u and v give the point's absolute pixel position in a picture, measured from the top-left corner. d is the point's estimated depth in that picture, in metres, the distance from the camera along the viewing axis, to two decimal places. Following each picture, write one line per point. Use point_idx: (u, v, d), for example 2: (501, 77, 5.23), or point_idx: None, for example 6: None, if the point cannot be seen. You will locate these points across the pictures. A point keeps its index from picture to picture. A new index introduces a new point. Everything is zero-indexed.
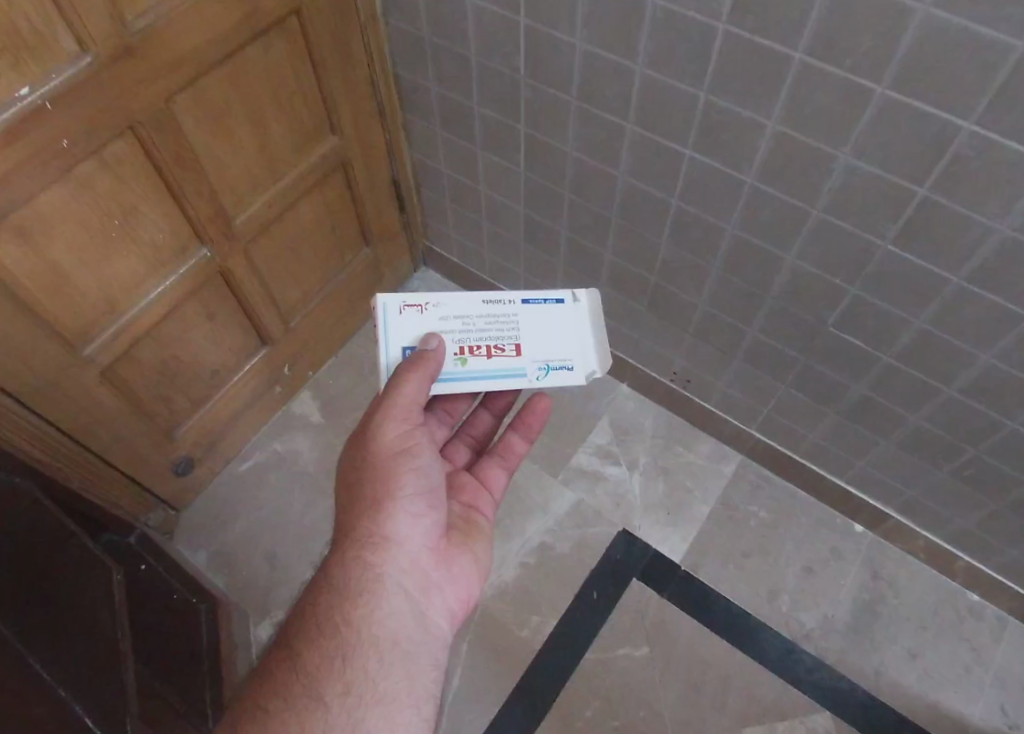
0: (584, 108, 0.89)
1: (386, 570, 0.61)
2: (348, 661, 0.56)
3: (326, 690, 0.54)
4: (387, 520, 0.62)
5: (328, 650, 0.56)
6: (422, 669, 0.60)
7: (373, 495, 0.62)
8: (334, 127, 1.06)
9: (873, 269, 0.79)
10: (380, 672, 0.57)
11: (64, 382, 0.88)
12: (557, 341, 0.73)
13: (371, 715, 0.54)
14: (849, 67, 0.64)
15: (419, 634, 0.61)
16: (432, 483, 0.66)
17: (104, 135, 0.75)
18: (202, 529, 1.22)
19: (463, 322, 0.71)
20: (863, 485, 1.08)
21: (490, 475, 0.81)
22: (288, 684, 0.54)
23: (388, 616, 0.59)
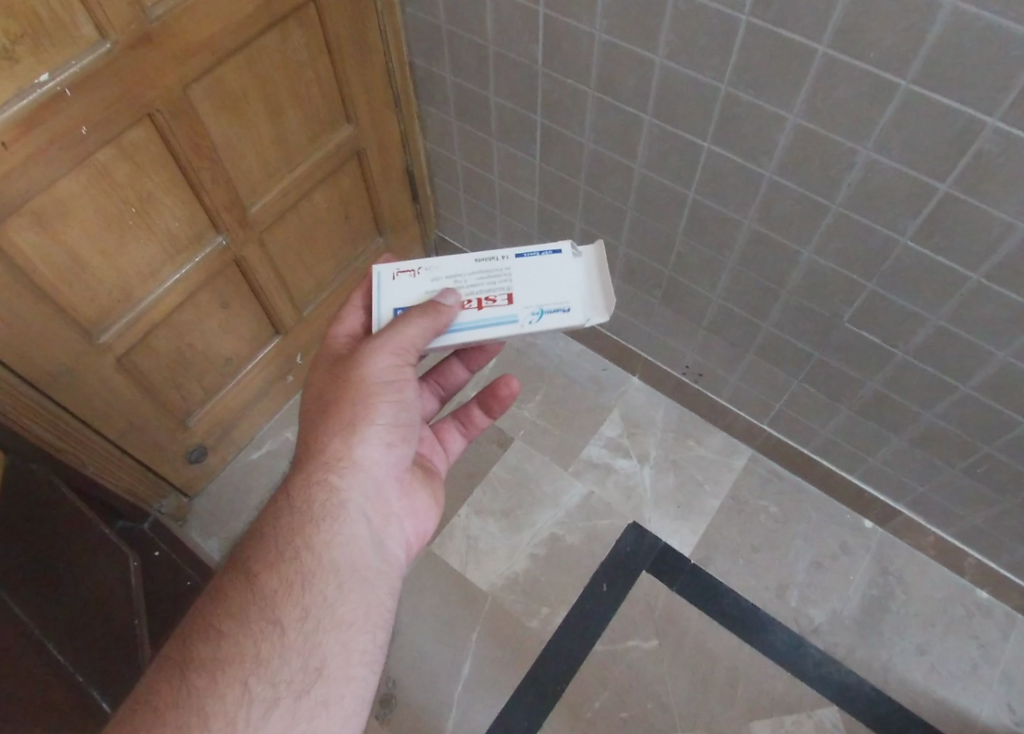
0: (602, 99, 0.88)
1: (350, 495, 0.61)
2: (307, 586, 0.55)
3: (284, 613, 0.53)
4: (359, 447, 0.62)
5: (286, 573, 0.55)
6: (380, 599, 0.59)
7: (348, 420, 0.61)
8: (350, 116, 1.06)
9: (891, 266, 0.79)
10: (338, 598, 0.56)
11: (81, 369, 0.89)
12: (555, 287, 0.66)
13: (328, 642, 0.54)
14: (873, 61, 0.63)
15: (378, 562, 0.61)
16: (407, 418, 0.66)
17: (123, 122, 0.75)
18: (214, 516, 1.22)
19: (454, 281, 0.67)
20: (874, 481, 1.08)
21: (449, 437, 0.83)
22: (244, 606, 0.52)
23: (350, 542, 0.59)
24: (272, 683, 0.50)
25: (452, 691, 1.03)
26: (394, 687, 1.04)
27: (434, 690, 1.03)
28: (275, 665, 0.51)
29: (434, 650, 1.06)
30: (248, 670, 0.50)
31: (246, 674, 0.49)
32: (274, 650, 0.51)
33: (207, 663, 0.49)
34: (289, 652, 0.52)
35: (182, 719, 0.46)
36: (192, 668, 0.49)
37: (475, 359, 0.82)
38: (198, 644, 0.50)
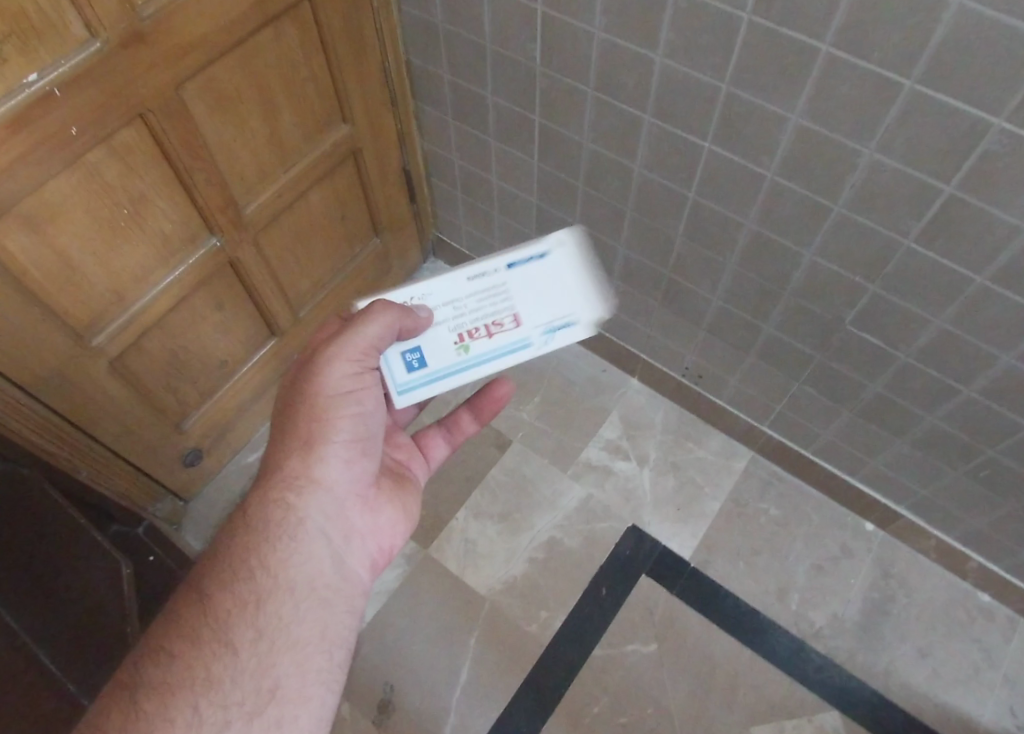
0: (601, 99, 0.87)
1: (309, 513, 0.60)
2: (261, 607, 0.56)
3: (236, 636, 0.54)
4: (317, 463, 0.61)
5: (240, 594, 0.55)
6: (337, 618, 0.60)
7: (305, 437, 0.60)
8: (346, 116, 1.04)
9: (894, 268, 0.78)
10: (294, 619, 0.57)
11: (74, 372, 0.88)
12: (552, 298, 0.71)
13: (282, 663, 0.55)
14: (878, 61, 0.62)
15: (338, 580, 0.61)
16: (370, 429, 0.64)
17: (113, 122, 0.73)
18: (210, 519, 1.21)
19: (453, 307, 0.69)
20: (875, 483, 1.07)
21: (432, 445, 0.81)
22: (196, 628, 0.53)
23: (307, 562, 0.59)
24: (223, 707, 0.51)
25: (450, 696, 1.02)
26: (392, 692, 1.03)
27: (432, 696, 1.02)
28: (227, 687, 0.52)
29: (432, 654, 1.05)
30: (197, 694, 0.51)
31: (196, 698, 0.50)
32: (226, 673, 0.52)
33: (156, 687, 0.50)
34: (242, 674, 0.53)
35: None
36: (142, 691, 0.50)
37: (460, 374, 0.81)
38: (149, 665, 0.52)
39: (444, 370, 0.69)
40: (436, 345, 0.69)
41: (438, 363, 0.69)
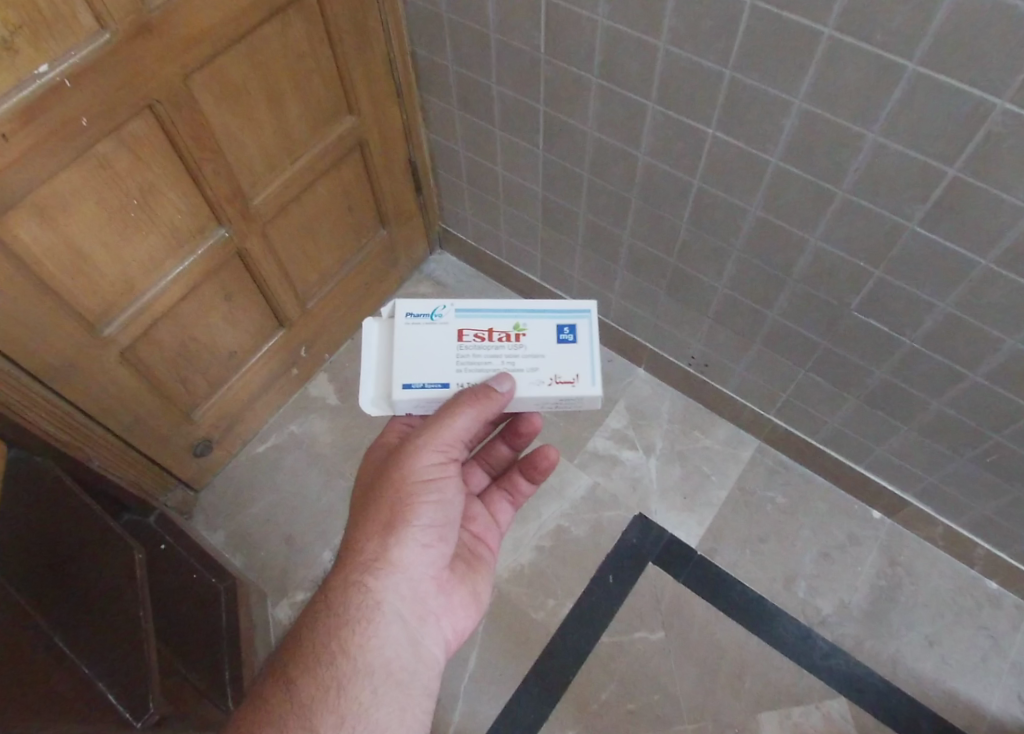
0: (605, 86, 0.87)
1: (385, 598, 0.58)
2: (342, 692, 0.54)
3: (320, 721, 0.52)
4: (396, 549, 0.59)
5: (323, 679, 0.54)
6: (412, 700, 0.58)
7: (387, 524, 0.59)
8: (352, 108, 1.05)
9: (899, 252, 0.78)
10: (372, 702, 0.55)
11: (86, 361, 0.89)
12: (419, 343, 0.65)
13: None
14: (881, 42, 0.62)
15: (414, 661, 0.59)
16: (449, 515, 0.62)
17: (123, 113, 0.74)
18: (220, 510, 1.22)
19: (514, 366, 0.65)
20: (882, 471, 1.06)
21: (499, 509, 0.79)
22: (283, 714, 0.52)
23: (384, 644, 0.58)
24: None
25: (458, 683, 1.03)
26: None
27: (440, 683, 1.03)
28: None
29: None
30: None
31: None
32: None
33: None
34: None
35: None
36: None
37: (516, 439, 0.78)
38: None
39: (541, 315, 0.67)
40: (545, 339, 0.66)
41: (549, 324, 0.66)
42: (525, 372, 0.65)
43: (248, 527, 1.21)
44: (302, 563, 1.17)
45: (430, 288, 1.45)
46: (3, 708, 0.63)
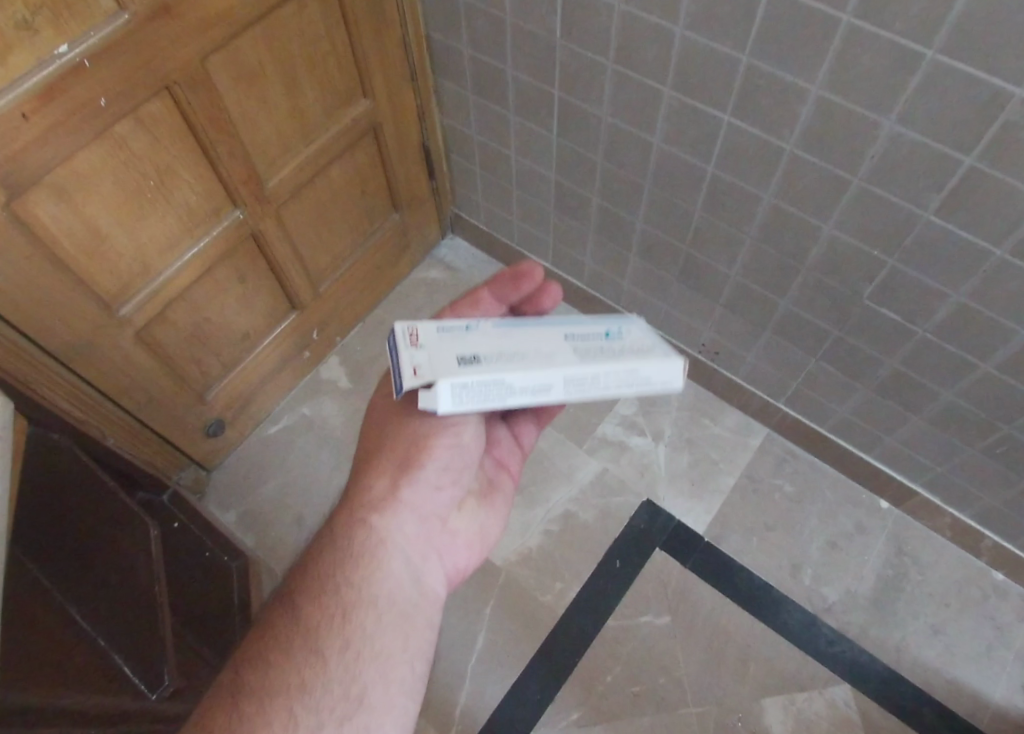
0: (621, 72, 0.87)
1: (394, 532, 0.57)
2: (347, 618, 0.52)
3: (325, 643, 0.51)
4: (407, 487, 0.58)
5: (328, 606, 0.52)
6: (417, 630, 0.56)
7: (399, 462, 0.58)
8: (366, 91, 1.05)
9: (913, 240, 0.77)
10: (377, 630, 0.53)
11: (102, 341, 0.90)
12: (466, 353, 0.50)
13: (366, 671, 0.51)
14: (900, 31, 0.61)
15: (417, 596, 0.57)
16: (461, 458, 0.62)
17: (141, 94, 0.75)
18: (232, 490, 1.24)
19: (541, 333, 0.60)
20: (891, 461, 1.07)
21: (523, 429, 0.75)
22: (289, 636, 0.51)
23: (388, 576, 0.56)
24: (316, 715, 0.47)
25: (465, 663, 1.04)
26: None
27: (447, 663, 1.04)
28: (319, 696, 0.49)
29: (448, 622, 1.07)
30: (292, 698, 0.48)
31: (291, 703, 0.47)
32: (318, 679, 0.49)
33: (255, 692, 0.47)
34: (331, 681, 0.50)
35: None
36: (240, 693, 0.47)
37: None
38: (248, 672, 0.49)
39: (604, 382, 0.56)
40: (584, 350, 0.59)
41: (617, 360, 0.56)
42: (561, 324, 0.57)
43: (260, 506, 1.22)
44: None
45: (442, 272, 1.46)
46: (76, 682, 0.68)
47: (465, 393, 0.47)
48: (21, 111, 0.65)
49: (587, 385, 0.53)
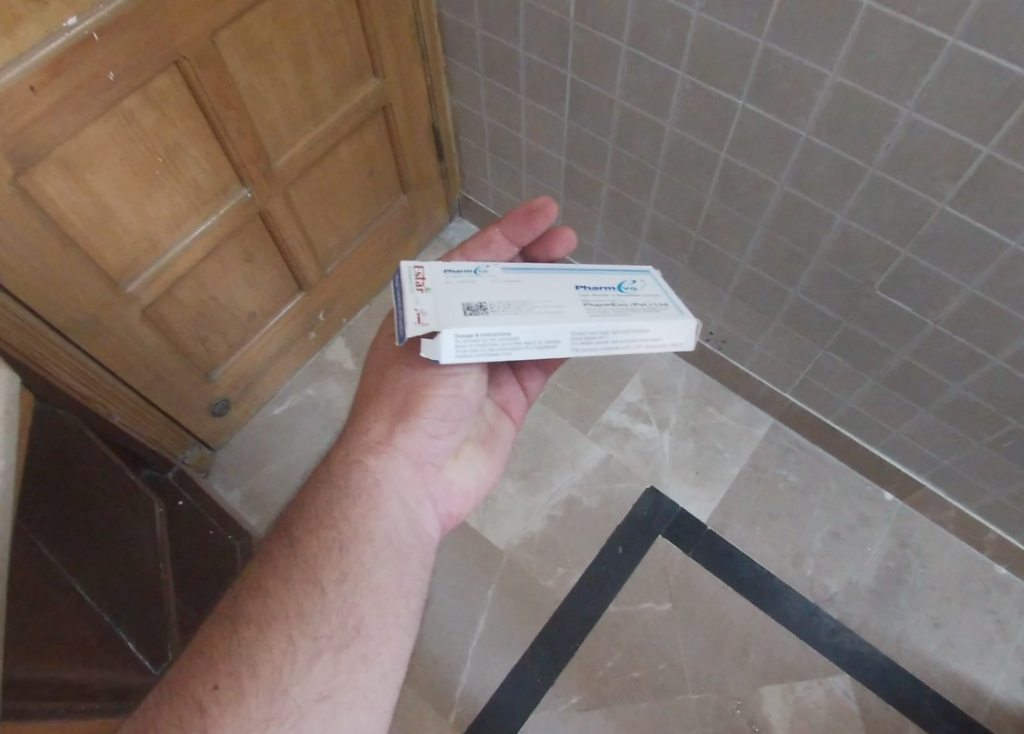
0: (634, 54, 0.86)
1: (389, 473, 0.58)
2: (345, 551, 0.53)
3: (324, 574, 0.51)
4: (403, 429, 0.59)
5: (327, 539, 0.53)
6: (413, 570, 0.56)
7: (396, 404, 0.60)
8: (376, 70, 1.04)
9: (927, 230, 0.76)
10: (374, 565, 0.54)
11: (109, 318, 0.90)
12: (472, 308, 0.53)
13: (364, 603, 0.51)
14: (920, 15, 0.60)
15: (413, 537, 0.58)
16: (462, 406, 0.63)
17: (150, 69, 0.74)
18: (237, 469, 1.24)
19: None
20: (897, 453, 1.06)
21: (528, 377, 0.75)
22: (289, 568, 0.51)
23: (386, 514, 0.56)
24: (313, 641, 0.48)
25: (466, 645, 1.05)
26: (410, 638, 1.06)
27: (449, 645, 1.05)
28: (316, 624, 0.49)
29: (450, 604, 1.08)
30: (291, 625, 0.48)
31: (289, 630, 0.48)
32: (316, 608, 0.50)
33: (255, 618, 0.48)
34: (329, 610, 0.50)
35: (234, 665, 0.46)
36: (240, 621, 0.48)
37: None
38: (247, 599, 0.49)
39: None
40: None
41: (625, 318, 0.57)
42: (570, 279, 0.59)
43: (264, 486, 1.23)
44: None
45: (449, 256, 1.45)
46: (86, 659, 0.69)
47: (469, 343, 0.50)
48: (30, 84, 0.64)
49: (593, 342, 0.55)
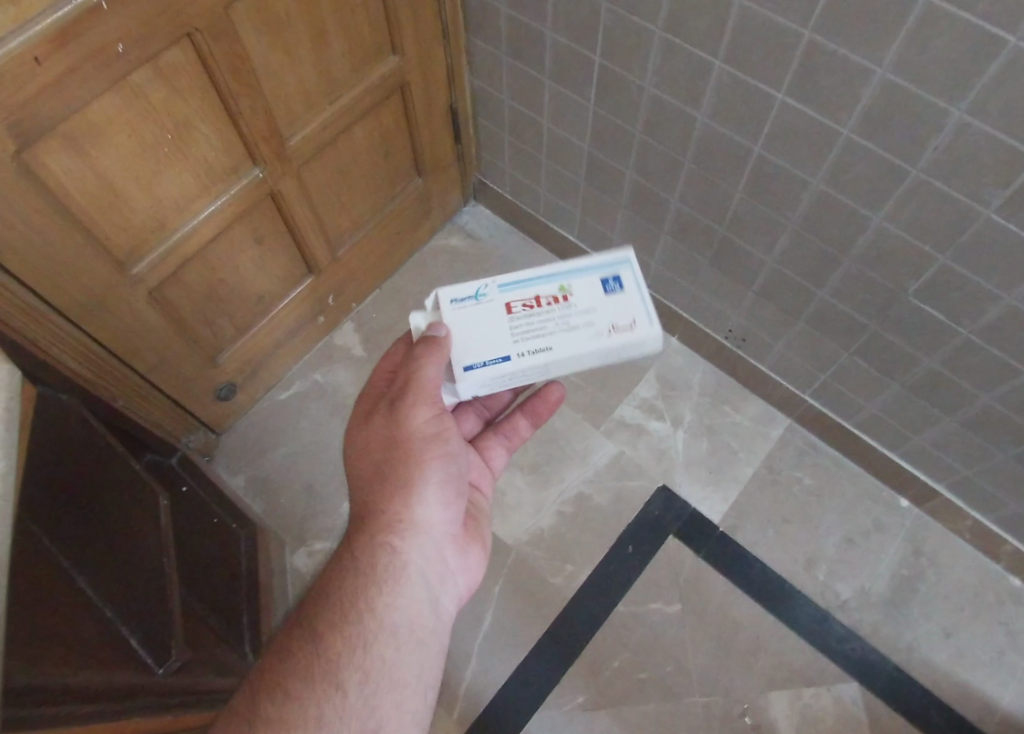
0: (668, 40, 0.82)
1: (410, 557, 0.60)
2: (368, 647, 0.55)
3: (346, 675, 0.52)
4: (417, 507, 0.61)
5: (350, 635, 0.54)
6: (431, 657, 0.59)
7: (404, 481, 0.61)
8: (395, 46, 0.99)
9: (970, 238, 0.73)
10: (395, 659, 0.56)
11: (113, 299, 0.87)
12: (469, 324, 0.66)
13: (382, 703, 0.54)
14: (981, 12, 0.56)
15: (432, 622, 0.60)
16: (458, 474, 0.65)
17: (161, 40, 0.70)
18: (242, 454, 1.23)
19: (571, 325, 0.67)
20: (916, 460, 1.04)
21: (493, 453, 0.81)
22: (312, 667, 0.52)
23: (408, 602, 0.58)
24: None
25: (472, 641, 1.04)
26: None
27: (454, 640, 1.04)
28: (338, 726, 0.50)
29: None
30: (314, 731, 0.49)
31: None
32: (337, 710, 0.51)
33: (279, 722, 0.48)
34: (350, 714, 0.51)
35: None
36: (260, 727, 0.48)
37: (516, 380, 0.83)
38: (268, 702, 0.49)
39: (587, 270, 0.69)
40: (593, 293, 0.68)
41: (594, 280, 0.68)
42: (583, 329, 0.66)
43: (270, 472, 1.21)
44: (324, 511, 1.18)
45: (461, 240, 1.42)
46: (79, 659, 0.65)
47: None
48: (34, 55, 0.61)
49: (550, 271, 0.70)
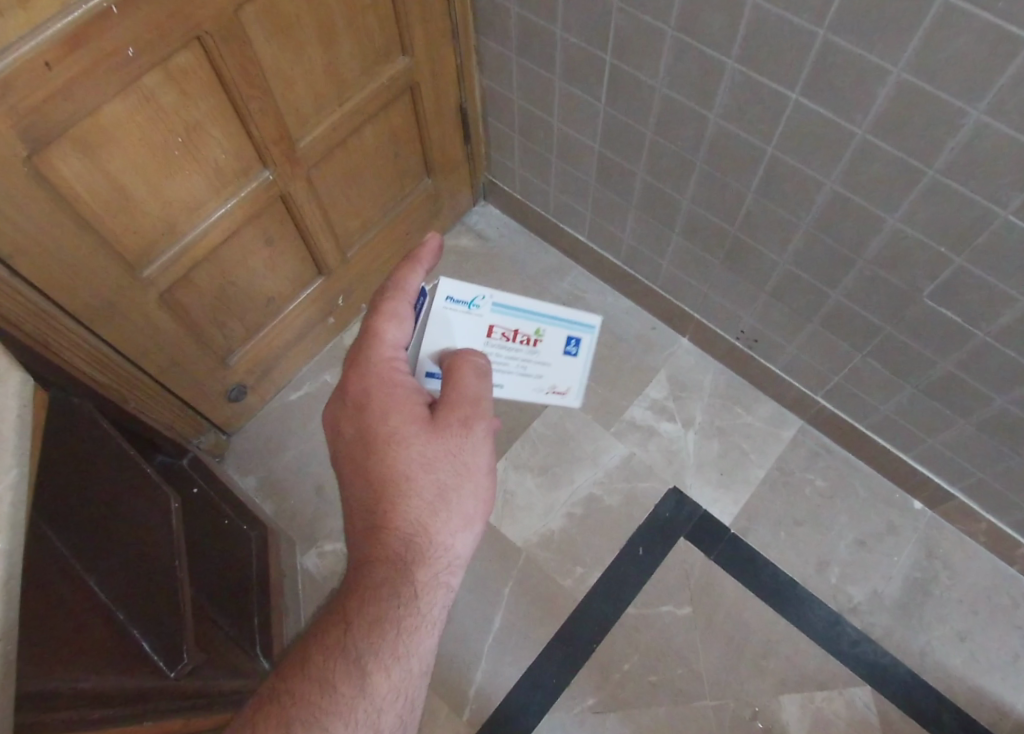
0: (681, 40, 0.81)
1: (451, 595, 0.55)
2: (409, 695, 0.49)
3: (384, 723, 0.48)
4: (468, 543, 0.57)
5: (395, 679, 0.49)
6: None
7: (463, 513, 0.56)
8: (405, 48, 0.99)
9: (987, 239, 0.72)
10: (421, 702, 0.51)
11: (124, 302, 0.87)
12: (448, 335, 0.63)
13: None
14: (1001, 11, 0.55)
15: None
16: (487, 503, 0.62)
17: (170, 43, 0.70)
18: (252, 455, 1.23)
19: (524, 371, 0.67)
20: (930, 462, 1.03)
21: None
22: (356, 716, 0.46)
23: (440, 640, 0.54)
24: None
25: (480, 643, 1.04)
26: None
27: (464, 642, 1.04)
28: None
29: (465, 600, 1.07)
30: None
31: None
32: None
33: None
34: None
35: None
36: None
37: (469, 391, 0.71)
38: None
39: (569, 324, 0.65)
40: (556, 347, 0.67)
41: (565, 335, 0.66)
42: (530, 378, 0.67)
43: (280, 473, 1.22)
44: (333, 512, 1.19)
45: (470, 241, 1.41)
46: (92, 667, 0.65)
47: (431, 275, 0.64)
48: (45, 60, 0.61)
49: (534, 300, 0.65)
